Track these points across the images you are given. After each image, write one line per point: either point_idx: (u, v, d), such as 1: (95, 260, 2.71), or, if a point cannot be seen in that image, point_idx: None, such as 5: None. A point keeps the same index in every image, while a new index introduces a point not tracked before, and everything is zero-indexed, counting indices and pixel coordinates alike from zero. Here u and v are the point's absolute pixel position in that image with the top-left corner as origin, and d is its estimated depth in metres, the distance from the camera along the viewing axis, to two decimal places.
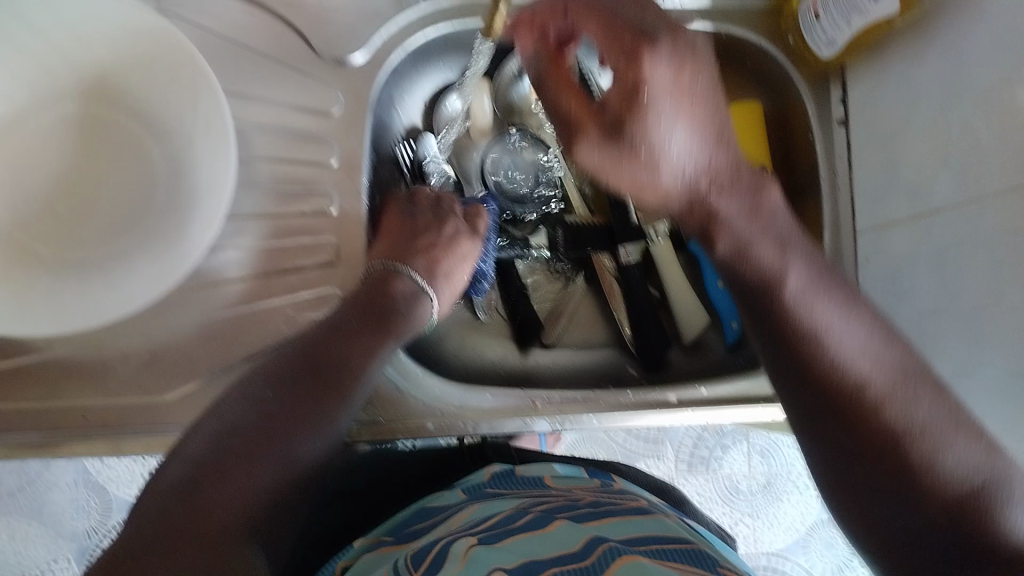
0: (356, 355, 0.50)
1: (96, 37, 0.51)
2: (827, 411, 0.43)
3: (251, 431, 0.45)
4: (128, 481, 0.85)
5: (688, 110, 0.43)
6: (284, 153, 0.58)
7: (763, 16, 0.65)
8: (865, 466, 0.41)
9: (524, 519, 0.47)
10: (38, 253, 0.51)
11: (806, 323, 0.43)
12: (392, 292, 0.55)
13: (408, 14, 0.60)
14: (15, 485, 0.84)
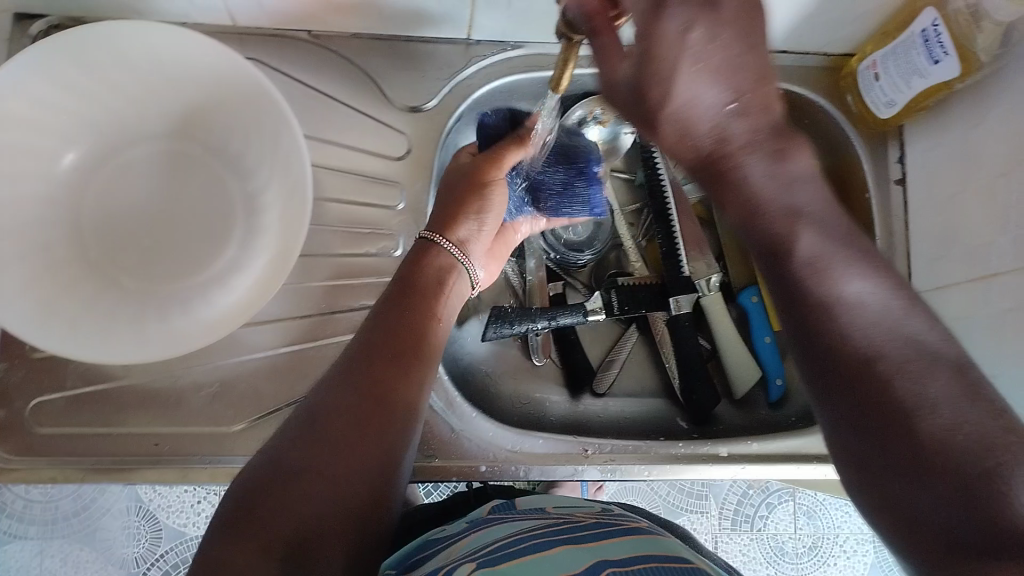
0: (417, 320, 0.50)
1: (191, 82, 0.54)
2: (839, 381, 0.37)
3: (337, 406, 0.43)
4: (181, 509, 0.81)
5: (695, 69, 0.34)
6: (354, 196, 0.61)
7: (822, 76, 0.67)
8: (879, 438, 0.35)
9: (523, 545, 0.44)
10: (123, 283, 0.54)
11: (815, 291, 0.38)
12: (430, 268, 0.54)
13: (477, 64, 0.63)
14: (70, 509, 0.80)
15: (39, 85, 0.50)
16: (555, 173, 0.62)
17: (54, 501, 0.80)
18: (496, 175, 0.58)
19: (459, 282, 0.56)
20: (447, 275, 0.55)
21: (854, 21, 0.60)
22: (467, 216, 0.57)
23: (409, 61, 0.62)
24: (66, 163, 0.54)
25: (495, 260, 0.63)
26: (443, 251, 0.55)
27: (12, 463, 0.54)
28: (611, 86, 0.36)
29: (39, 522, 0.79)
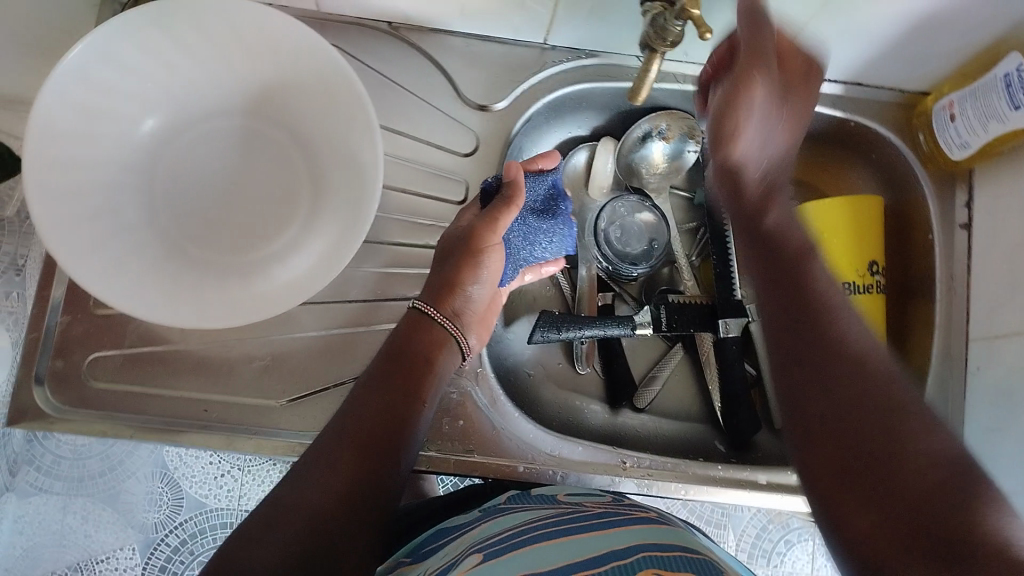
0: (424, 348, 0.53)
1: (272, 60, 0.55)
2: (823, 387, 0.41)
3: (326, 452, 0.46)
4: (204, 479, 0.77)
5: (767, 103, 0.52)
6: (418, 187, 0.62)
7: (895, 111, 0.66)
8: (850, 444, 0.39)
9: (532, 534, 0.45)
10: (188, 251, 0.55)
11: (815, 299, 0.44)
12: (429, 330, 0.53)
13: (550, 68, 0.63)
14: (94, 468, 0.75)
15: (127, 51, 0.52)
16: (535, 235, 0.60)
17: (83, 460, 0.74)
18: (490, 242, 0.55)
19: (447, 359, 0.54)
20: (438, 348, 0.53)
21: (935, 59, 0.60)
22: (465, 284, 0.55)
23: (484, 59, 0.63)
24: (145, 129, 0.55)
25: (484, 327, 0.59)
26: (434, 326, 0.54)
27: (66, 414, 0.56)
28: (732, 94, 0.51)
29: (64, 479, 0.74)
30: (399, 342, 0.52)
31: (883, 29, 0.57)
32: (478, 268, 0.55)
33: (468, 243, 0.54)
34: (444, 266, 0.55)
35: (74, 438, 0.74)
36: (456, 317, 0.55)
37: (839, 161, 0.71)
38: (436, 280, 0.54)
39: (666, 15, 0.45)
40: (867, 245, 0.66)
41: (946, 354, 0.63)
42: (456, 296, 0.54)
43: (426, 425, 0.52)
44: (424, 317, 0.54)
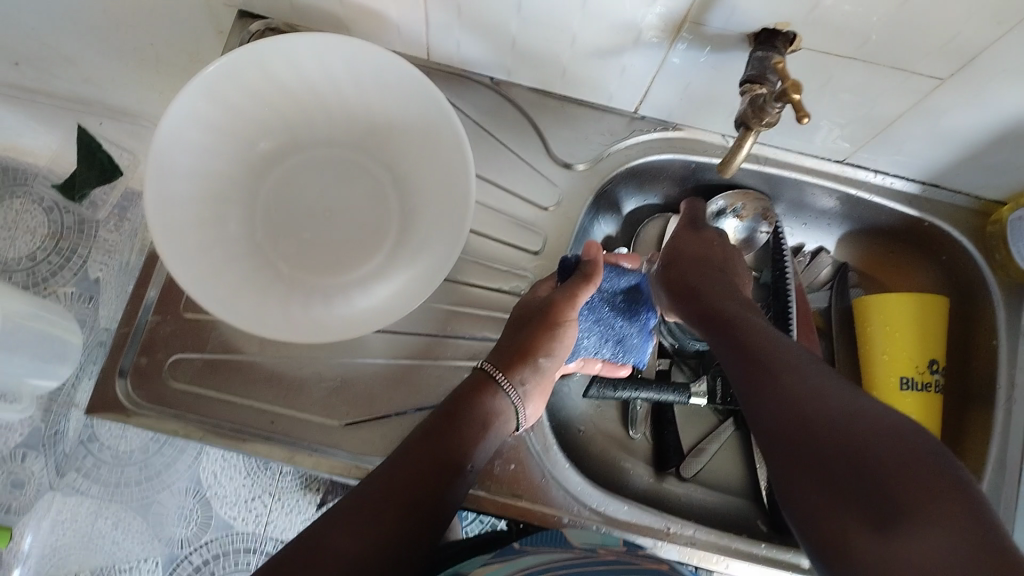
0: (487, 403, 0.53)
1: (386, 99, 0.59)
2: (793, 431, 0.43)
3: (387, 473, 0.49)
4: (235, 501, 0.75)
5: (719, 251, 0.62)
6: (498, 234, 0.64)
7: (970, 216, 0.68)
8: (832, 474, 0.40)
9: None
10: (278, 269, 0.58)
11: (785, 363, 0.47)
12: (497, 397, 0.53)
13: (636, 137, 0.66)
14: (135, 475, 0.76)
15: (253, 77, 0.56)
16: (604, 327, 0.62)
17: (123, 467, 0.76)
18: (567, 315, 0.56)
19: (505, 426, 0.54)
20: (502, 415, 0.54)
21: (1014, 171, 0.62)
22: (538, 354, 0.56)
23: (576, 122, 0.66)
24: (259, 150, 0.60)
25: (544, 400, 0.58)
26: (499, 394, 0.54)
27: (142, 409, 0.58)
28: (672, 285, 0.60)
29: (103, 483, 0.75)
30: (459, 403, 0.53)
31: (969, 137, 0.58)
32: (552, 341, 0.56)
33: (549, 315, 0.56)
34: (518, 334, 0.56)
35: (117, 444, 0.76)
36: (522, 389, 0.55)
37: (907, 259, 0.72)
38: (505, 345, 0.56)
39: (765, 96, 0.48)
40: (930, 344, 0.67)
41: (1002, 463, 0.63)
42: (527, 365, 0.55)
43: (469, 480, 0.52)
44: (489, 382, 0.54)
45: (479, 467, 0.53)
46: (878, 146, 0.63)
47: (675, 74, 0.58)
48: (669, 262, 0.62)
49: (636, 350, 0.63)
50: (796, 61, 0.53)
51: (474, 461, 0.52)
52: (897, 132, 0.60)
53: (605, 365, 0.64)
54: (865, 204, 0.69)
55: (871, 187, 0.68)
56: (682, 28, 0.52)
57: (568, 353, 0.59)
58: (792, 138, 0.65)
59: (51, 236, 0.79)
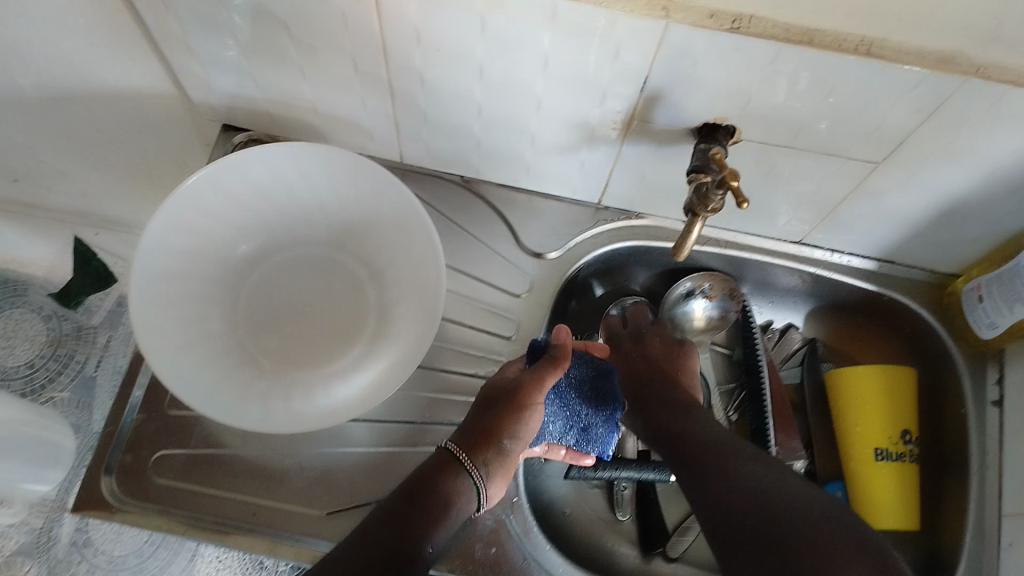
0: (450, 484, 0.52)
1: (359, 198, 0.63)
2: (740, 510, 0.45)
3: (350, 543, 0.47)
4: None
5: (658, 347, 0.69)
6: (472, 323, 0.67)
7: (927, 288, 0.70)
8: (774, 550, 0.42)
9: None
10: (260, 363, 0.60)
11: (728, 453, 0.51)
12: (460, 477, 0.53)
13: (602, 226, 0.70)
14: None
15: (233, 184, 0.60)
16: (570, 413, 0.62)
17: (118, 573, 0.73)
18: (534, 398, 0.57)
19: (468, 507, 0.53)
20: (464, 495, 0.53)
21: (960, 245, 0.65)
22: (503, 435, 0.56)
23: (544, 214, 0.70)
24: (239, 252, 0.63)
25: (504, 486, 0.58)
26: (465, 473, 0.53)
27: (127, 505, 0.59)
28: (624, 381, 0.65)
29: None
30: (426, 480, 0.52)
31: (912, 214, 0.62)
32: (520, 421, 0.56)
33: (516, 396, 0.57)
34: (486, 414, 0.57)
35: (112, 549, 0.73)
36: (486, 469, 0.55)
37: (873, 332, 0.75)
38: (471, 425, 0.56)
39: (708, 184, 0.51)
40: (898, 414, 0.68)
41: (980, 531, 0.63)
42: (493, 445, 0.55)
43: (429, 563, 0.50)
44: (456, 460, 0.53)
45: (438, 549, 0.51)
46: (830, 226, 0.66)
47: (631, 166, 0.62)
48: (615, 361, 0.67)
49: (599, 439, 0.63)
50: (741, 152, 0.57)
51: (435, 541, 0.50)
52: (845, 213, 0.63)
53: (570, 453, 0.64)
54: (825, 281, 0.71)
55: (829, 265, 0.71)
56: (632, 123, 0.55)
57: (531, 438, 0.59)
58: (749, 222, 0.68)
59: (50, 342, 0.83)
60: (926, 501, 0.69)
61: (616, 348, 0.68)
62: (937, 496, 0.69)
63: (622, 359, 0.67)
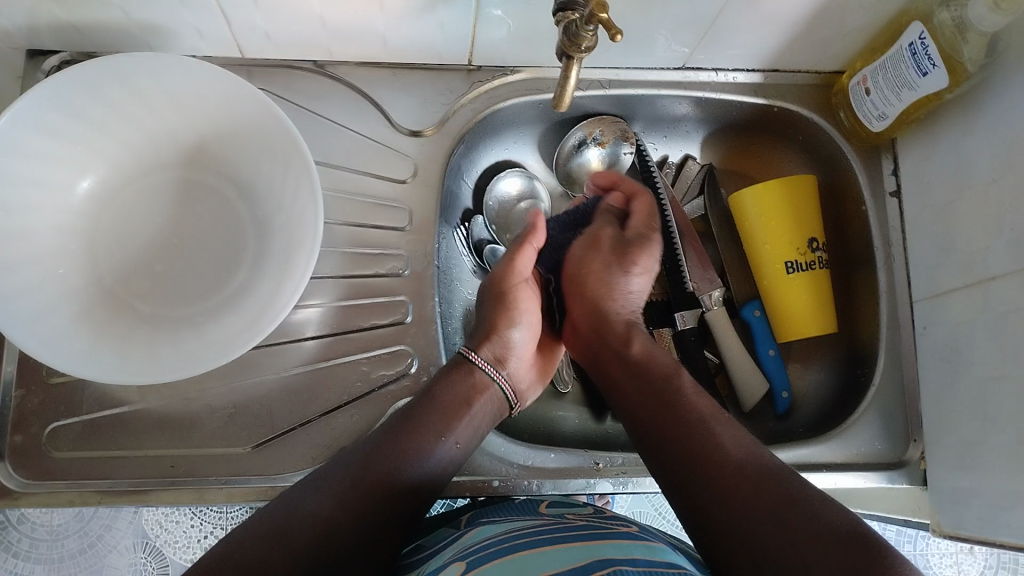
0: (460, 386, 0.55)
1: (204, 109, 0.56)
2: (706, 466, 0.47)
3: (368, 467, 0.49)
4: (188, 543, 0.71)
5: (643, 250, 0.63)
6: (361, 219, 0.62)
7: (815, 92, 0.69)
8: (744, 505, 0.44)
9: (515, 542, 0.47)
10: (138, 309, 0.55)
11: (702, 417, 0.50)
12: (470, 376, 0.56)
13: (478, 89, 0.65)
14: (76, 547, 0.70)
15: (55, 117, 0.52)
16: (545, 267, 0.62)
17: (60, 542, 0.70)
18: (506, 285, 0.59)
19: (487, 403, 0.56)
20: (477, 394, 0.55)
21: (843, 39, 0.63)
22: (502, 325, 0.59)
23: (414, 87, 0.64)
24: (81, 191, 0.55)
25: (529, 369, 0.61)
26: (476, 369, 0.56)
27: (32, 488, 0.55)
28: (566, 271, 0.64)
29: (45, 561, 0.70)
30: (439, 382, 0.55)
31: (792, 16, 0.59)
32: (513, 307, 0.59)
33: (494, 287, 0.59)
34: (484, 311, 0.59)
35: (49, 520, 0.70)
36: (499, 361, 0.58)
37: (770, 147, 0.74)
38: (479, 325, 0.59)
39: (577, 22, 0.46)
40: (804, 226, 0.69)
41: (894, 319, 0.65)
42: (494, 338, 0.58)
43: (452, 458, 0.53)
44: (464, 361, 0.56)
45: (467, 443, 0.54)
46: (711, 45, 0.63)
47: (496, 17, 0.56)
48: (585, 245, 0.63)
49: None
50: None
51: (456, 436, 0.53)
52: (723, 27, 0.60)
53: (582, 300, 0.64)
54: (716, 104, 0.69)
55: (716, 86, 0.68)
56: None
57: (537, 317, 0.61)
58: (630, 56, 0.64)
59: None
60: (841, 302, 0.71)
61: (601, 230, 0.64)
62: (850, 293, 0.70)
63: (589, 243, 0.63)
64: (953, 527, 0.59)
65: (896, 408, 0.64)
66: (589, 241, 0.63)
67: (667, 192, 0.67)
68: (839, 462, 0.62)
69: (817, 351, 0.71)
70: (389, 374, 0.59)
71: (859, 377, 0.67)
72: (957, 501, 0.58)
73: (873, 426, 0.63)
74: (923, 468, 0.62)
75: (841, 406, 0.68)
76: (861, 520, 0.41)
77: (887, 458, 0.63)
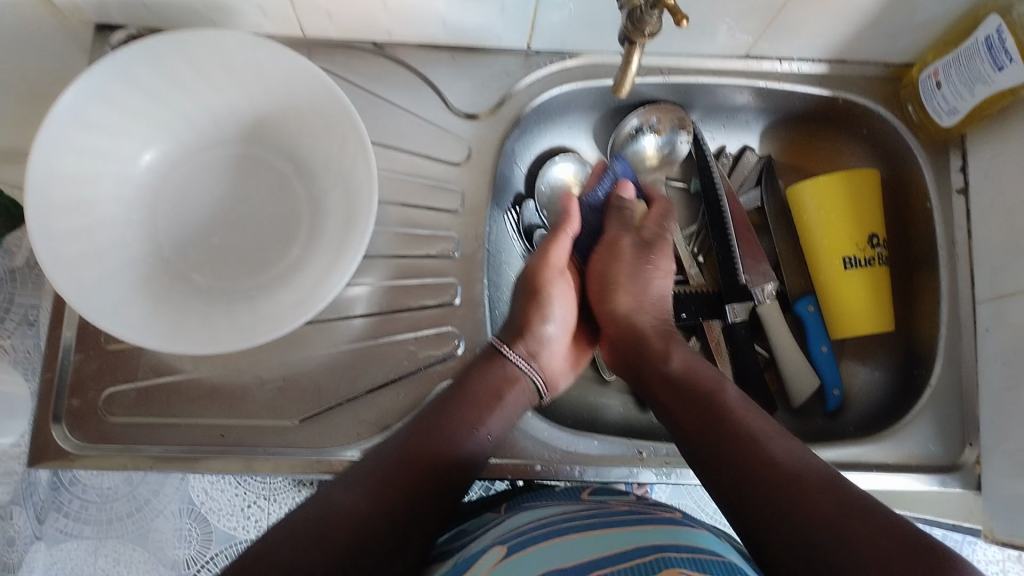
0: (495, 379, 0.55)
1: (264, 86, 0.56)
2: (746, 481, 0.47)
3: (405, 457, 0.50)
4: (232, 511, 0.73)
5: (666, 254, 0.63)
6: (414, 199, 0.62)
7: (883, 84, 0.67)
8: (793, 516, 0.44)
9: (556, 526, 0.47)
10: (194, 282, 0.56)
11: (744, 424, 0.50)
12: (500, 370, 0.55)
13: (535, 72, 0.65)
14: (123, 510, 0.72)
15: (119, 91, 0.53)
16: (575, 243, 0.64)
17: (110, 504, 0.72)
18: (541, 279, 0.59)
19: (520, 394, 0.56)
20: (510, 386, 0.55)
21: (915, 30, 0.61)
22: (538, 317, 0.59)
23: (470, 70, 0.64)
24: (144, 163, 0.57)
25: (562, 365, 0.61)
26: (507, 362, 0.56)
27: (87, 450, 0.56)
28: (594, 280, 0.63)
29: (94, 522, 0.71)
30: (471, 375, 0.55)
31: (862, 5, 0.57)
32: (546, 301, 0.59)
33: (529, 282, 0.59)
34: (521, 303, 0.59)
35: (99, 482, 0.72)
36: (531, 355, 0.57)
37: (832, 139, 0.72)
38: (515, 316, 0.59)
39: (641, 8, 0.46)
40: (864, 221, 0.67)
41: (954, 322, 0.63)
42: (531, 332, 0.58)
43: (486, 447, 0.54)
44: (496, 352, 0.56)
45: (499, 434, 0.55)
46: (777, 33, 0.61)
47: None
48: (607, 256, 0.63)
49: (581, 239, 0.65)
50: None
51: (489, 427, 0.54)
52: (790, 16, 0.59)
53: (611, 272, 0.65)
54: (777, 94, 0.67)
55: (779, 76, 0.66)
56: None
57: (569, 313, 0.61)
58: (691, 43, 0.63)
59: None
60: (898, 300, 0.69)
61: (616, 239, 0.63)
62: (909, 293, 0.68)
63: (611, 251, 0.62)
64: (1006, 535, 0.57)
65: (952, 410, 0.62)
66: (611, 249, 0.62)
67: (720, 170, 0.66)
68: (891, 464, 0.61)
69: (872, 350, 0.70)
70: (436, 355, 0.60)
71: (914, 378, 0.66)
72: (1012, 509, 0.57)
73: (927, 429, 0.62)
74: (978, 472, 0.60)
75: (894, 408, 0.66)
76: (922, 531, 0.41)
77: (940, 461, 0.61)
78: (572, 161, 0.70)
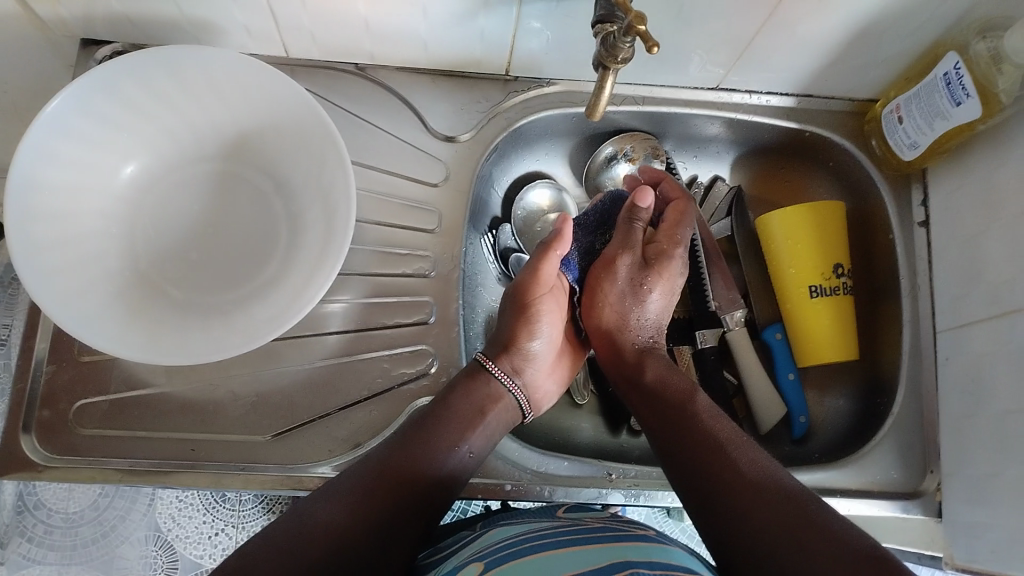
0: (473, 399, 0.55)
1: (249, 103, 0.57)
2: (720, 491, 0.48)
3: (385, 473, 0.50)
4: (198, 539, 0.72)
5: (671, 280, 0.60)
6: (392, 219, 0.63)
7: (847, 120, 0.69)
8: (764, 526, 0.45)
9: (531, 544, 0.47)
10: (170, 294, 0.56)
11: (721, 435, 0.51)
12: (478, 389, 0.56)
13: (514, 99, 0.66)
14: (89, 535, 0.71)
15: (104, 104, 0.54)
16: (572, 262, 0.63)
17: (74, 529, 0.71)
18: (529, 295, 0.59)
19: (501, 412, 0.56)
20: (490, 404, 0.56)
21: (878, 67, 0.63)
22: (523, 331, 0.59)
23: (450, 94, 0.66)
24: (126, 176, 0.57)
25: (545, 387, 0.61)
26: (493, 379, 0.57)
27: (54, 462, 0.56)
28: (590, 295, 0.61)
29: (59, 547, 0.70)
30: (451, 394, 0.55)
31: (828, 41, 0.59)
32: (532, 317, 0.59)
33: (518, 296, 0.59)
34: (507, 320, 0.60)
35: (65, 506, 0.71)
36: (516, 372, 0.58)
37: (800, 172, 0.74)
38: (501, 333, 0.60)
39: (615, 35, 0.47)
40: (830, 251, 0.69)
41: (917, 350, 0.65)
42: (515, 349, 0.58)
43: (468, 463, 0.54)
44: (481, 369, 0.57)
45: (481, 451, 0.55)
46: (746, 67, 0.64)
47: (536, 29, 0.58)
48: (608, 277, 0.61)
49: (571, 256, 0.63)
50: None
51: (471, 444, 0.54)
52: (758, 51, 0.61)
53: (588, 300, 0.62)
54: (746, 126, 0.70)
55: (749, 108, 0.69)
56: None
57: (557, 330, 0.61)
58: (665, 74, 0.65)
59: None
60: (863, 328, 0.71)
61: (619, 255, 0.60)
62: (874, 322, 0.70)
63: (610, 276, 0.60)
64: (965, 560, 0.58)
65: (914, 437, 0.63)
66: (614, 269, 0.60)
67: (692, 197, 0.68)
68: (855, 489, 0.62)
69: (839, 378, 0.71)
70: (411, 372, 0.60)
71: (878, 406, 0.67)
72: (972, 534, 0.58)
73: (890, 455, 0.63)
74: (939, 500, 0.61)
75: (859, 435, 0.67)
76: (879, 544, 0.43)
77: (902, 488, 0.62)
78: (549, 187, 0.72)
